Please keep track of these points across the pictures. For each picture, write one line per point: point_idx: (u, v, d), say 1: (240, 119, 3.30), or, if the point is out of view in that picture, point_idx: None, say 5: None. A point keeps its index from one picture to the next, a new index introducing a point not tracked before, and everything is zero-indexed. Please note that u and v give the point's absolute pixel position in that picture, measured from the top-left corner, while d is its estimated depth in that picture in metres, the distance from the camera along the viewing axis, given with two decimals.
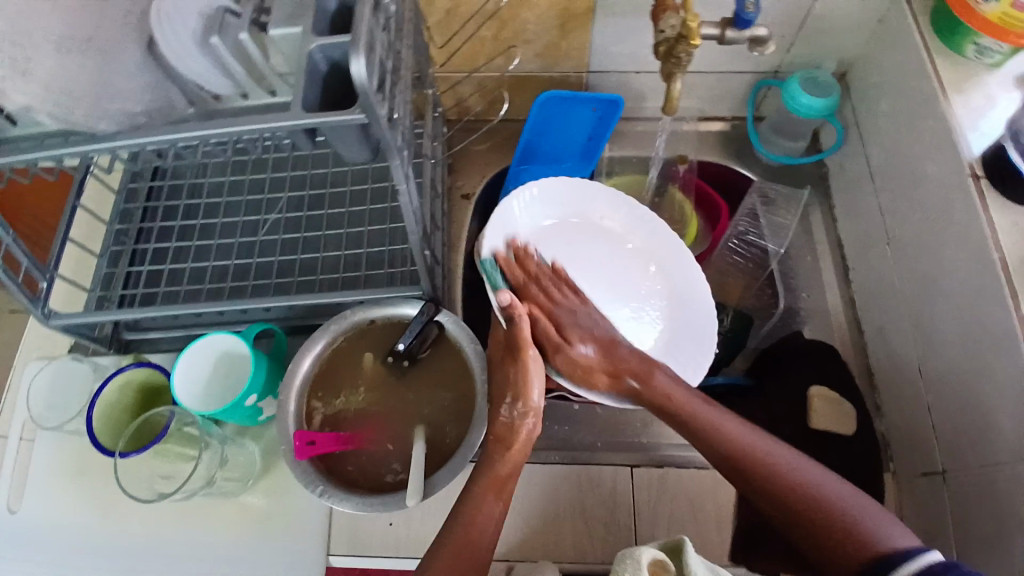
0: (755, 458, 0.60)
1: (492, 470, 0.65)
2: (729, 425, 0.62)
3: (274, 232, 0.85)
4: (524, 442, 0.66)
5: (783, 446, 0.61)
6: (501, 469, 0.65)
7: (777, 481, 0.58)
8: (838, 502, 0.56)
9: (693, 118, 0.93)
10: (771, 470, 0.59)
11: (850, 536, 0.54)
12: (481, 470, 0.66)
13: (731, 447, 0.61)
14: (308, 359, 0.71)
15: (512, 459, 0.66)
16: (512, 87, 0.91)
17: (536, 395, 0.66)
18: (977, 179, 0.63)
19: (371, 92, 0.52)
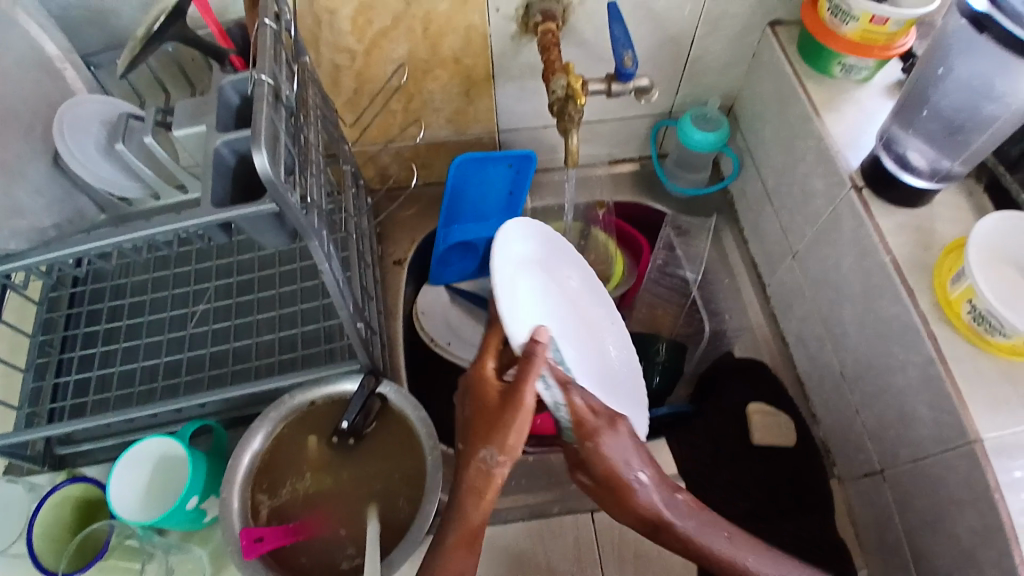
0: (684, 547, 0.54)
1: (463, 521, 0.54)
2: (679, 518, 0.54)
3: (204, 323, 0.83)
4: (500, 487, 0.55)
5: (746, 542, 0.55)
6: (473, 518, 0.54)
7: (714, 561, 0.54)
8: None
9: (604, 162, 0.99)
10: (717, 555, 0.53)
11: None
12: (450, 522, 0.55)
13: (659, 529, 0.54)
14: (250, 452, 0.69)
15: (484, 508, 0.54)
16: (427, 153, 0.94)
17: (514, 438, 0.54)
18: (860, 190, 0.68)
19: (278, 182, 0.52)
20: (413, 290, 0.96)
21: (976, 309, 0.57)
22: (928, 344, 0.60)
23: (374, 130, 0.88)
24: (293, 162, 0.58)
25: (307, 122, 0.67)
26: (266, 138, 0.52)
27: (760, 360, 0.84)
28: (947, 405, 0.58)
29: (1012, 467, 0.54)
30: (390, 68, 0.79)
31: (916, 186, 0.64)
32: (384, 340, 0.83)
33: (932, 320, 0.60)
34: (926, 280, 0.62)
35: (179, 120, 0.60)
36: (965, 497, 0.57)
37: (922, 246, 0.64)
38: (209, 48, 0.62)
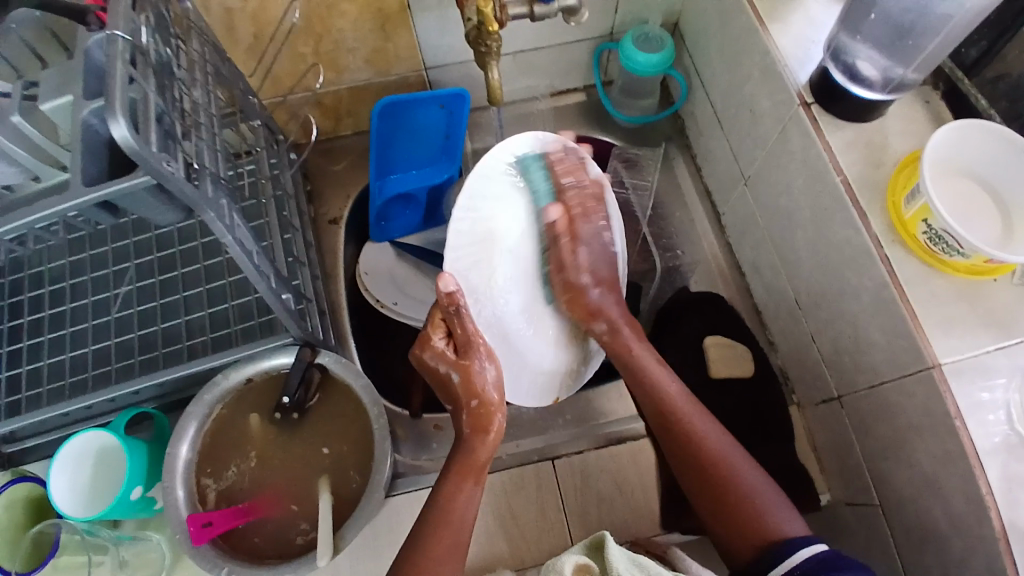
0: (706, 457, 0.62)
1: (468, 457, 0.61)
2: (669, 383, 0.66)
3: (128, 306, 0.80)
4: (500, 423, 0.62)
5: (751, 462, 0.62)
6: (479, 454, 0.61)
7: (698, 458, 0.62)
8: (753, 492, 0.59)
9: (547, 95, 0.92)
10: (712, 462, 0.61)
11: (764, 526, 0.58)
12: (453, 458, 0.62)
13: (662, 400, 0.65)
14: (186, 444, 0.66)
15: (489, 442, 0.62)
16: (351, 100, 0.87)
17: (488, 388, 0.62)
18: (807, 107, 0.62)
19: (148, 155, 0.46)
20: (356, 249, 0.91)
21: (932, 228, 0.53)
22: (880, 268, 0.56)
23: (283, 76, 0.80)
24: (172, 125, 0.52)
25: (194, 80, 0.60)
26: (126, 105, 0.45)
27: (717, 293, 0.83)
28: (901, 331, 0.55)
29: (975, 392, 0.51)
30: (289, 8, 0.71)
31: (867, 98, 0.59)
32: (322, 306, 0.79)
33: (885, 242, 0.57)
34: (878, 200, 0.58)
35: (44, 90, 0.55)
36: (921, 422, 0.55)
37: (874, 164, 0.60)
38: (60, 7, 0.54)
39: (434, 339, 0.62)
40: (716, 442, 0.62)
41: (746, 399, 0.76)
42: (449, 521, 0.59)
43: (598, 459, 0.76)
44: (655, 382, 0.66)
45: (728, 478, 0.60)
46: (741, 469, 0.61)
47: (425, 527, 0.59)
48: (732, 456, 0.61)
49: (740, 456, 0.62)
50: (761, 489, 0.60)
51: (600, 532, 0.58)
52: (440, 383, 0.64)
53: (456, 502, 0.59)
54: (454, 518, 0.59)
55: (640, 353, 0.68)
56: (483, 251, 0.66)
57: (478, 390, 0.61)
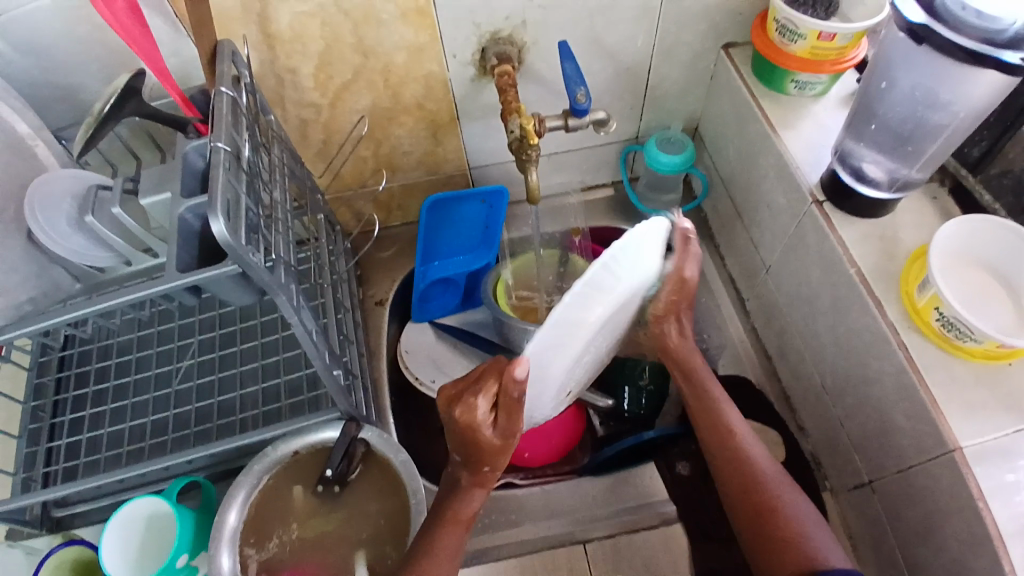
0: (742, 476, 0.63)
1: (454, 506, 0.62)
2: (736, 420, 0.67)
3: (187, 379, 0.86)
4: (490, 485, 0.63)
5: (766, 456, 0.65)
6: (463, 505, 0.62)
7: (739, 490, 0.63)
8: (771, 488, 0.62)
9: (578, 189, 1.00)
10: (755, 483, 0.62)
11: (800, 552, 0.57)
12: (444, 502, 0.63)
13: (752, 467, 0.63)
14: (234, 511, 0.69)
15: (477, 498, 0.63)
16: (401, 195, 0.96)
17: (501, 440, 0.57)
18: (820, 204, 0.68)
19: (239, 246, 0.53)
20: (398, 329, 0.97)
21: (944, 317, 0.56)
22: (898, 354, 0.59)
23: (346, 175, 0.89)
24: (256, 221, 0.60)
25: (273, 181, 0.69)
26: (223, 203, 0.53)
27: (745, 377, 0.85)
28: (923, 414, 0.57)
29: (997, 475, 0.53)
30: (354, 118, 0.81)
31: (875, 197, 0.64)
32: (367, 383, 0.84)
33: (901, 329, 0.60)
34: (893, 290, 0.62)
35: (145, 187, 0.62)
36: (950, 506, 0.55)
37: (887, 256, 0.64)
38: (167, 118, 0.65)
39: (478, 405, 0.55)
40: (759, 457, 0.64)
41: None
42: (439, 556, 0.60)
43: (629, 543, 0.76)
44: (721, 412, 0.68)
45: (764, 493, 0.61)
46: (779, 495, 0.61)
47: (417, 551, 0.61)
48: (768, 480, 0.62)
49: (777, 473, 0.63)
50: (806, 519, 0.59)
51: None
52: (456, 436, 0.58)
53: (445, 543, 0.61)
54: (443, 551, 0.60)
55: (680, 345, 0.69)
56: (561, 355, 0.50)
57: (476, 455, 0.59)
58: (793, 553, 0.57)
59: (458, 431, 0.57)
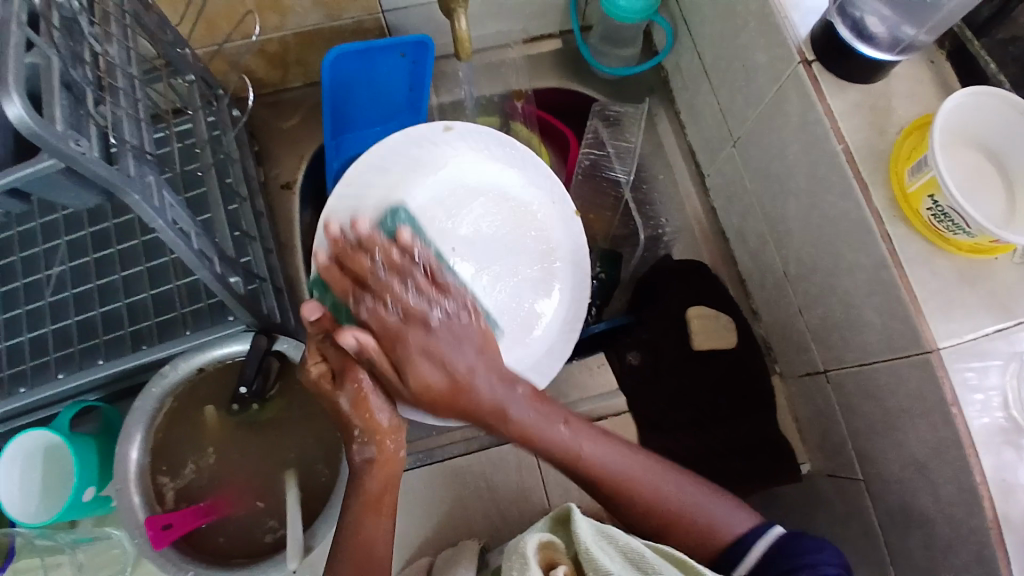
0: (613, 487, 0.54)
1: (361, 490, 0.53)
2: (592, 448, 0.54)
3: (62, 289, 0.72)
4: (393, 462, 0.54)
5: (657, 469, 0.56)
6: (371, 485, 0.53)
7: (631, 498, 0.55)
8: (661, 501, 0.55)
9: (519, 42, 0.84)
10: (630, 497, 0.54)
11: (705, 539, 0.55)
12: (350, 489, 0.54)
13: (592, 471, 0.54)
14: (136, 446, 0.60)
15: (383, 473, 0.54)
16: (299, 47, 0.77)
17: (383, 418, 0.53)
18: (808, 65, 0.57)
19: (54, 137, 0.38)
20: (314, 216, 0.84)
21: (937, 206, 0.50)
22: (879, 246, 0.53)
23: (217, 20, 0.69)
24: (83, 94, 0.44)
25: (107, 36, 0.51)
26: (23, 78, 0.37)
27: (701, 260, 0.79)
28: (899, 312, 0.53)
29: (968, 373, 0.50)
30: None
31: (874, 58, 0.53)
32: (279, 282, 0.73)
33: (885, 219, 0.53)
34: (881, 172, 0.54)
35: None
36: (913, 404, 0.53)
37: (878, 130, 0.56)
38: None
39: (309, 369, 0.53)
40: (641, 477, 0.55)
41: (732, 370, 0.73)
42: (364, 549, 0.52)
43: None
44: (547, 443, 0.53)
45: (647, 507, 0.55)
46: (642, 480, 0.55)
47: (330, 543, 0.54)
48: (635, 471, 0.55)
49: (654, 474, 0.55)
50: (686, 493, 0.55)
51: (566, 504, 0.53)
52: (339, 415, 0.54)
53: (373, 535, 0.53)
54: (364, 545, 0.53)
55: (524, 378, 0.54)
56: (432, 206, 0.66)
57: (369, 416, 0.53)
58: (709, 536, 0.54)
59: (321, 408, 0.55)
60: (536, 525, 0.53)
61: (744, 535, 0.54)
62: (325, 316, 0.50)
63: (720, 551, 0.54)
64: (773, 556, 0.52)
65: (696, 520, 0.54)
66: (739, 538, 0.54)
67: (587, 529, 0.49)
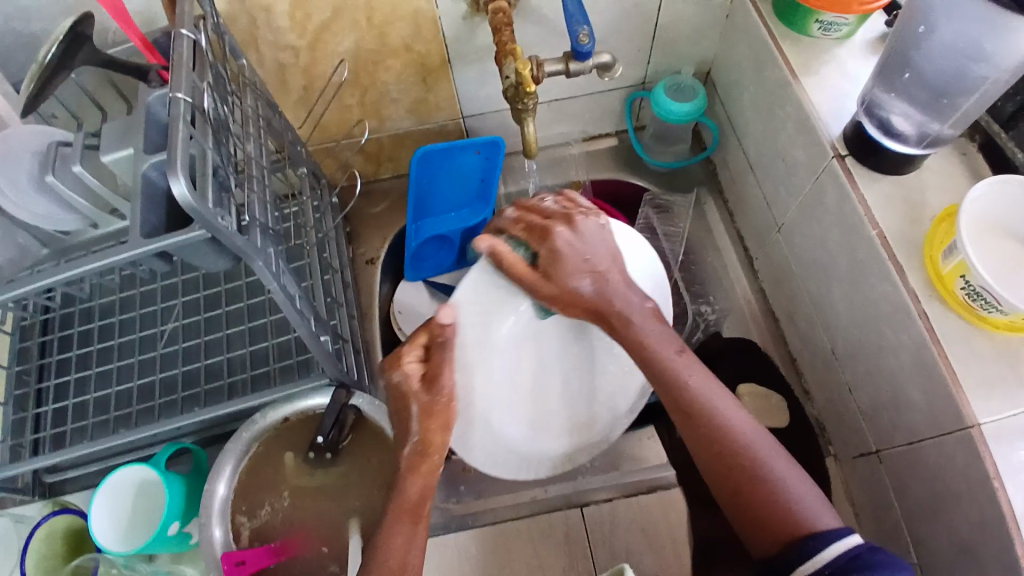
0: (727, 450, 0.49)
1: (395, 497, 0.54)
2: (733, 415, 0.50)
3: (174, 342, 0.83)
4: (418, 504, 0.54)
5: (763, 435, 0.50)
6: (410, 493, 0.54)
7: (740, 472, 0.48)
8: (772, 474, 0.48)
9: (580, 140, 0.94)
10: (749, 460, 0.48)
11: (782, 521, 0.46)
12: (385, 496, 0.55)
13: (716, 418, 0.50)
14: (223, 482, 0.67)
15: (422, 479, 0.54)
16: (390, 146, 0.90)
17: (446, 415, 0.55)
18: (842, 159, 0.63)
19: (204, 209, 0.48)
20: (390, 288, 0.94)
21: (970, 286, 0.52)
22: (917, 323, 0.56)
23: (328, 126, 0.83)
24: (226, 178, 0.56)
25: (245, 136, 0.63)
26: (186, 162, 0.48)
27: (751, 340, 0.82)
28: (940, 388, 0.54)
29: (1015, 452, 0.50)
30: (336, 66, 0.75)
31: (901, 152, 0.59)
32: (357, 345, 0.82)
33: (922, 298, 0.56)
34: (915, 254, 0.58)
35: (106, 144, 0.57)
36: (961, 484, 0.53)
37: (911, 216, 0.60)
38: (126, 66, 0.59)
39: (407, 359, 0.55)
40: (732, 419, 0.50)
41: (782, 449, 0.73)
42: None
43: (627, 508, 0.75)
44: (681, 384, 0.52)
45: (751, 466, 0.48)
46: (766, 457, 0.48)
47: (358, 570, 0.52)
48: (748, 435, 0.49)
49: (759, 435, 0.50)
50: (802, 492, 0.47)
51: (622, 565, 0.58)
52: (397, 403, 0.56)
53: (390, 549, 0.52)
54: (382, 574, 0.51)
55: (632, 303, 0.55)
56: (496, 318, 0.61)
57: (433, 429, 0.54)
58: (783, 522, 0.46)
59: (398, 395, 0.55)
60: None
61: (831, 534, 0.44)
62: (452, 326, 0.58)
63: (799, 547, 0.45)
64: (844, 563, 0.42)
65: (798, 502, 0.46)
66: (810, 538, 0.44)
67: None
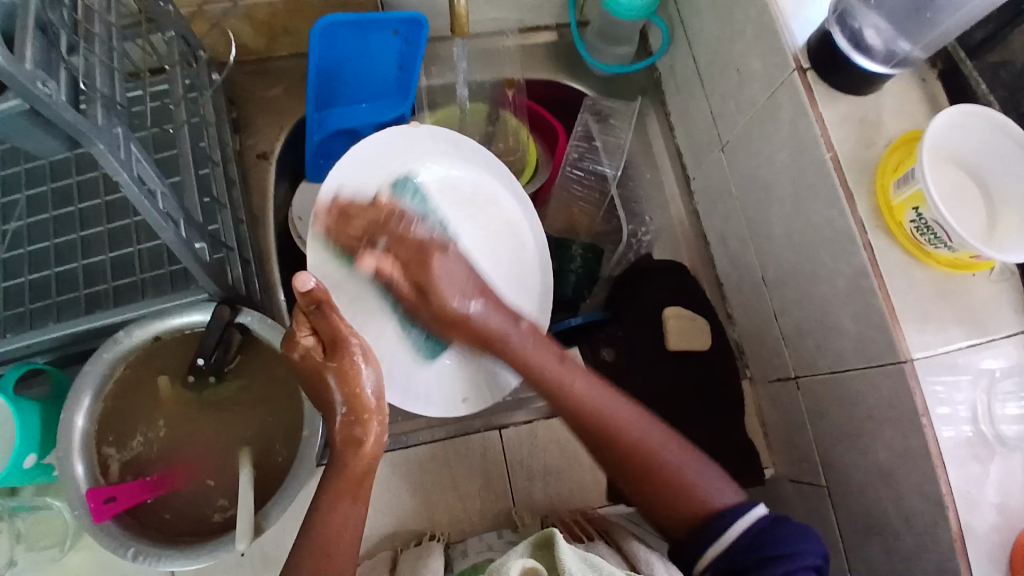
0: (648, 458, 0.54)
1: (343, 471, 0.53)
2: (617, 409, 0.55)
3: (15, 246, 0.68)
4: (375, 449, 0.53)
5: (696, 456, 0.55)
6: (355, 466, 0.53)
7: (662, 481, 0.53)
8: (680, 471, 0.53)
9: (514, 31, 0.83)
10: (674, 470, 0.53)
11: (687, 498, 0.52)
12: (329, 472, 0.54)
13: (630, 445, 0.54)
14: (81, 413, 0.57)
15: (367, 454, 0.53)
16: (287, 15, 0.74)
17: (374, 396, 0.53)
18: (803, 73, 0.57)
19: (19, 71, 0.35)
20: (290, 189, 0.82)
21: (921, 218, 0.50)
22: (861, 254, 0.53)
23: None
24: (53, 33, 0.41)
25: None
26: None
27: (681, 263, 0.79)
28: (875, 322, 0.53)
29: (942, 388, 0.50)
30: None
31: (868, 69, 0.54)
32: (248, 254, 0.70)
33: (869, 228, 0.53)
34: (867, 182, 0.55)
35: None
36: (885, 415, 0.53)
37: (866, 141, 0.56)
38: None
39: (299, 337, 0.52)
40: (643, 430, 0.55)
41: (702, 372, 0.74)
42: (330, 550, 0.51)
43: (547, 431, 0.72)
44: (569, 396, 0.56)
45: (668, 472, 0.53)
46: (680, 465, 0.53)
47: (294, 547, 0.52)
48: (653, 440, 0.54)
49: (650, 426, 0.55)
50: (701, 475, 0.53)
51: (549, 527, 0.46)
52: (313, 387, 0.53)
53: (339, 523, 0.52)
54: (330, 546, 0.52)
55: (516, 338, 0.57)
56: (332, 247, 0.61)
57: (357, 393, 0.52)
58: (685, 501, 0.52)
59: (305, 375, 0.54)
60: (513, 548, 0.45)
61: (732, 508, 0.52)
62: (319, 288, 0.48)
63: (700, 524, 0.51)
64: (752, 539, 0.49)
65: (700, 488, 0.53)
66: (726, 512, 0.51)
67: (573, 560, 0.43)
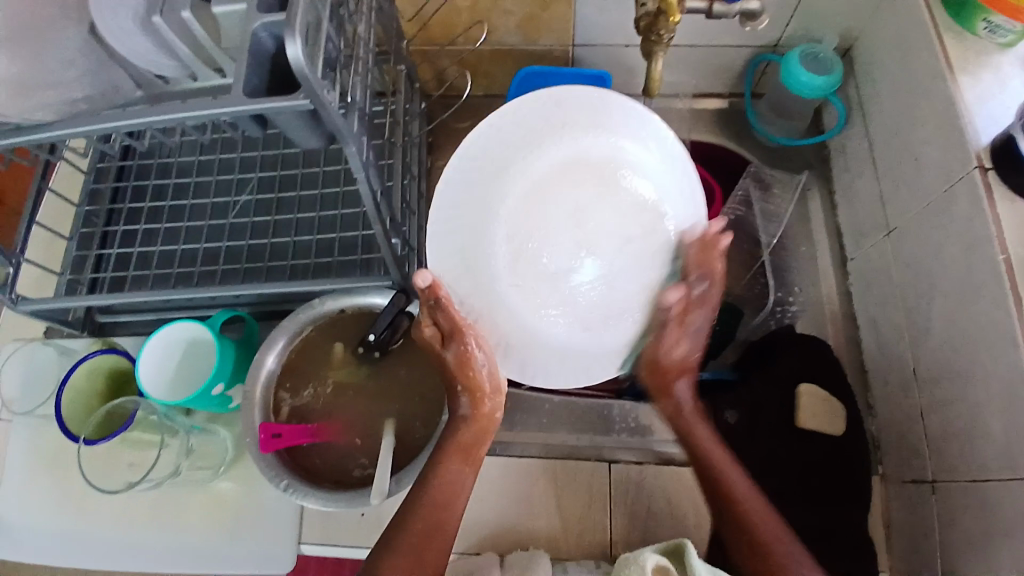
0: (752, 537, 0.57)
1: (457, 437, 0.62)
2: (739, 480, 0.60)
3: (244, 215, 0.84)
4: (489, 420, 0.63)
5: (792, 535, 0.57)
6: (466, 435, 0.63)
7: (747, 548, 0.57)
8: (760, 522, 0.57)
9: (688, 94, 0.89)
10: (772, 543, 0.56)
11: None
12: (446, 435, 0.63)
13: (735, 508, 0.58)
14: (272, 355, 0.69)
15: (478, 424, 0.63)
16: (491, 60, 0.86)
17: (488, 379, 0.62)
18: (984, 172, 0.57)
19: (313, 79, 0.46)
20: None
21: None
22: (1022, 362, 0.52)
23: (435, 27, 0.79)
24: (334, 54, 0.53)
25: (358, 13, 0.60)
26: (302, 26, 0.47)
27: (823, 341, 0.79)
28: None
29: None
30: None
31: None
32: (422, 256, 0.81)
33: None
34: None
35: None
36: (1021, 534, 0.51)
37: None
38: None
39: (424, 329, 0.59)
40: (746, 493, 0.59)
41: (831, 457, 0.71)
42: (436, 533, 0.59)
43: (656, 477, 0.74)
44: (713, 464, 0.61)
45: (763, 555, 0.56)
46: (760, 518, 0.57)
47: (403, 518, 0.59)
48: (756, 516, 0.58)
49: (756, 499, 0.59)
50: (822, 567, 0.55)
51: (680, 538, 0.57)
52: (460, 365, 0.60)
53: (449, 483, 0.61)
54: (441, 516, 0.60)
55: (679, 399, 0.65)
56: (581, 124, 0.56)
57: (473, 374, 0.61)
58: None
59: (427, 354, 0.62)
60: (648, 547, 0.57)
61: None
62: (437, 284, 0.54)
63: None
64: None
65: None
66: None
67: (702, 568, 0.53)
